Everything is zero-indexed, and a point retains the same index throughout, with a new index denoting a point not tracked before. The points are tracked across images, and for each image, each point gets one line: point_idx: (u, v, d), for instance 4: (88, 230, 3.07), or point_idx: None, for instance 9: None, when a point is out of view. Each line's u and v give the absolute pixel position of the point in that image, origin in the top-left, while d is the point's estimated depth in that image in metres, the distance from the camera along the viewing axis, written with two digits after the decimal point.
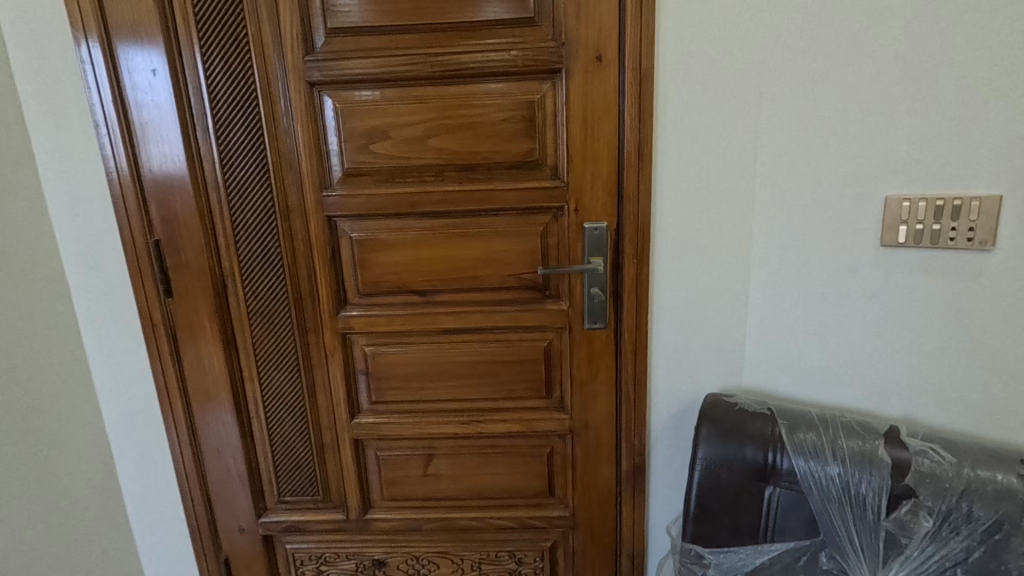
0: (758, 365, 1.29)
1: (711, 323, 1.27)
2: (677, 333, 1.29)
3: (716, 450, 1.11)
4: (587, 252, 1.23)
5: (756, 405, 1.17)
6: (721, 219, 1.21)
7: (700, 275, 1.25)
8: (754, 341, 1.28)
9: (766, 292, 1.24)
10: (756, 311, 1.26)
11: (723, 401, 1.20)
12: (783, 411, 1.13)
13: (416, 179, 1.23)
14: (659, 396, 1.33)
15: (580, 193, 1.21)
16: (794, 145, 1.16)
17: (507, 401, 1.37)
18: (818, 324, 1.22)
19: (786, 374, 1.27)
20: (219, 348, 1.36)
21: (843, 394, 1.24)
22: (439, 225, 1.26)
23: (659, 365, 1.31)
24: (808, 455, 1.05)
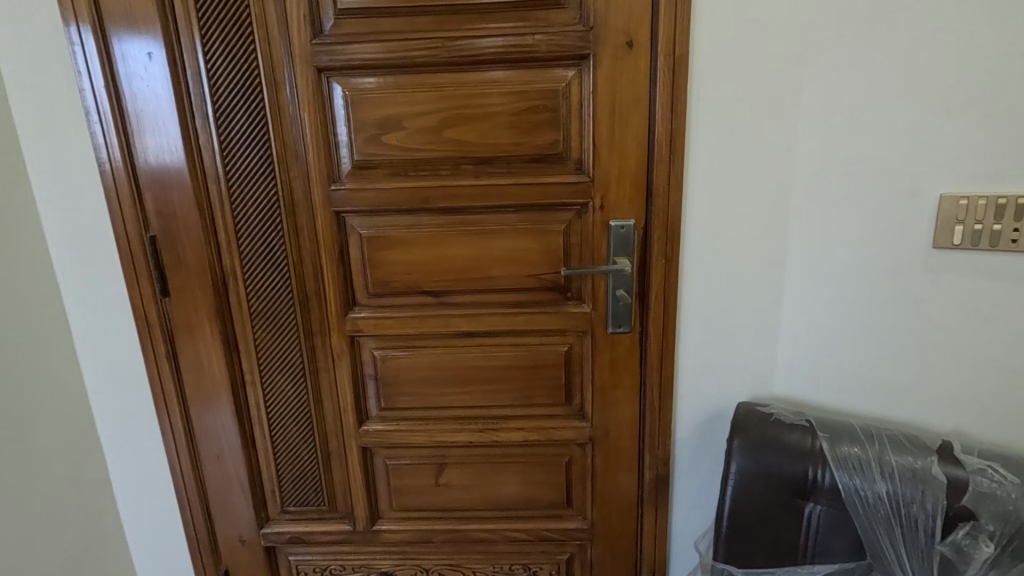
0: (791, 372, 1.21)
1: (742, 327, 1.20)
2: (706, 338, 1.21)
3: (753, 465, 1.04)
4: (612, 252, 1.16)
5: (793, 416, 1.09)
6: (755, 217, 1.13)
7: (732, 277, 1.17)
8: (787, 347, 1.20)
9: (801, 295, 1.17)
10: (791, 316, 1.19)
11: (757, 410, 1.12)
12: (823, 423, 1.06)
13: (430, 173, 1.15)
14: (685, 404, 1.26)
15: (605, 189, 1.13)
16: (837, 138, 1.08)
17: (524, 409, 1.30)
18: (856, 330, 1.16)
19: (821, 383, 1.20)
20: (219, 351, 1.28)
21: (881, 403, 1.17)
22: (454, 222, 1.18)
23: (686, 371, 1.24)
24: (852, 472, 0.98)
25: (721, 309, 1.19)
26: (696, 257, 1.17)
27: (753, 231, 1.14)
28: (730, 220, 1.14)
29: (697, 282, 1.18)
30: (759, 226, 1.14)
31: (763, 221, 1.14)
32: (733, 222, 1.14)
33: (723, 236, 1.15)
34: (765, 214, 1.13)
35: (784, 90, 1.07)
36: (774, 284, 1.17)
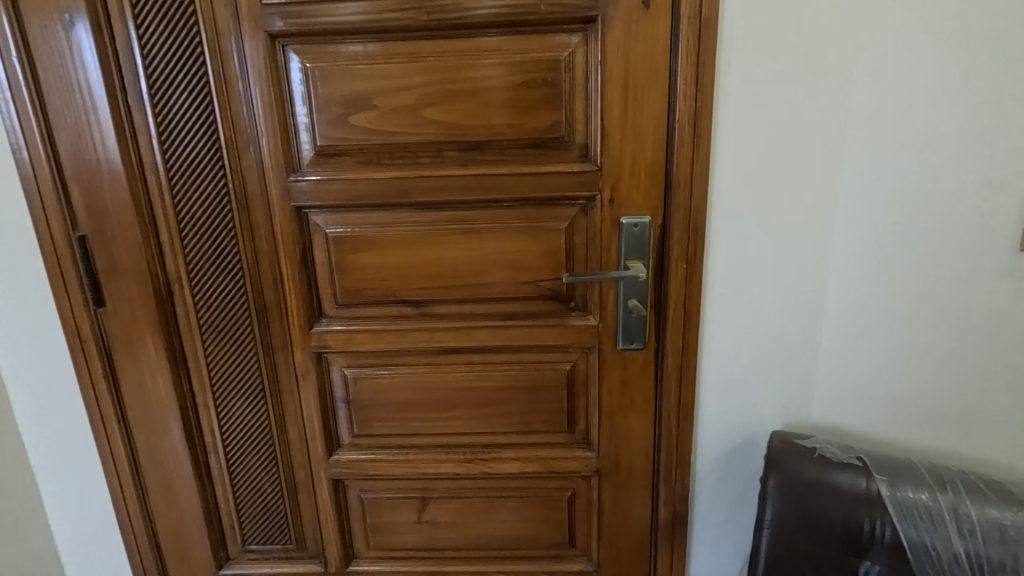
0: (832, 395, 1.03)
1: (775, 343, 1.02)
2: (732, 356, 1.03)
3: (796, 513, 0.88)
4: (624, 255, 0.98)
5: (842, 452, 0.92)
6: (793, 213, 0.95)
7: (764, 284, 0.99)
8: (829, 366, 1.02)
9: (847, 306, 0.99)
10: (835, 331, 1.00)
11: (796, 443, 0.94)
12: (879, 461, 0.90)
13: (407, 161, 0.97)
14: (707, 432, 1.08)
15: (616, 179, 0.95)
16: (895, 118, 0.90)
17: (520, 437, 1.12)
18: (912, 347, 0.98)
19: (868, 408, 1.02)
20: (166, 371, 1.10)
21: (938, 433, 1.00)
22: (436, 219, 0.99)
23: (709, 394, 1.06)
24: (920, 526, 0.83)
25: (751, 322, 1.01)
26: (722, 261, 0.98)
27: (790, 229, 0.96)
28: (763, 217, 0.96)
29: (724, 290, 1.00)
30: (797, 224, 0.96)
31: (803, 219, 0.96)
32: (767, 220, 0.96)
33: (754, 236, 0.97)
34: (805, 209, 0.95)
35: (832, 58, 0.88)
36: (814, 292, 0.99)
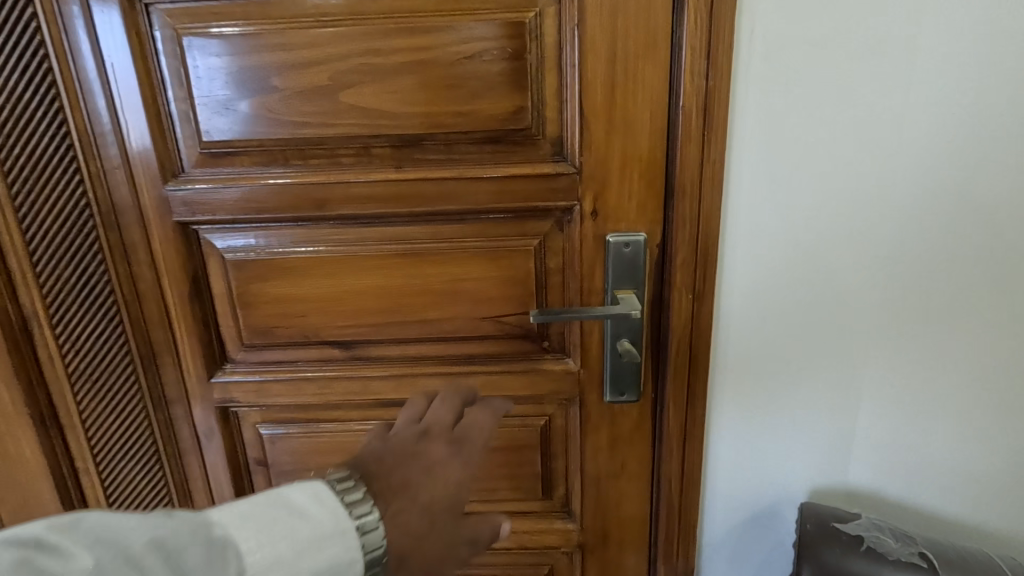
0: (876, 456, 0.82)
1: (805, 394, 0.80)
2: (750, 410, 0.81)
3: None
4: (610, 282, 0.75)
5: (896, 543, 0.73)
6: (835, 230, 0.72)
7: (793, 319, 0.76)
8: (874, 422, 0.80)
9: (899, 348, 0.77)
10: (883, 379, 0.78)
11: (837, 528, 0.75)
12: (944, 558, 0.72)
13: (323, 161, 0.73)
14: (716, 502, 0.86)
15: (601, 184, 0.72)
16: (973, 101, 0.67)
17: (483, 505, 0.90)
18: (974, 401, 0.78)
19: (919, 472, 0.82)
20: (29, 431, 0.84)
21: (997, 505, 0.81)
22: (365, 238, 0.76)
23: (719, 456, 0.84)
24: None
25: (775, 367, 0.79)
26: (738, 292, 0.75)
27: (829, 246, 0.73)
28: (793, 234, 0.73)
29: (740, 329, 0.77)
30: (840, 244, 0.73)
31: (848, 237, 0.73)
32: (799, 239, 0.73)
33: (782, 260, 0.74)
34: (852, 224, 0.72)
35: (895, 17, 0.65)
36: (858, 331, 0.76)
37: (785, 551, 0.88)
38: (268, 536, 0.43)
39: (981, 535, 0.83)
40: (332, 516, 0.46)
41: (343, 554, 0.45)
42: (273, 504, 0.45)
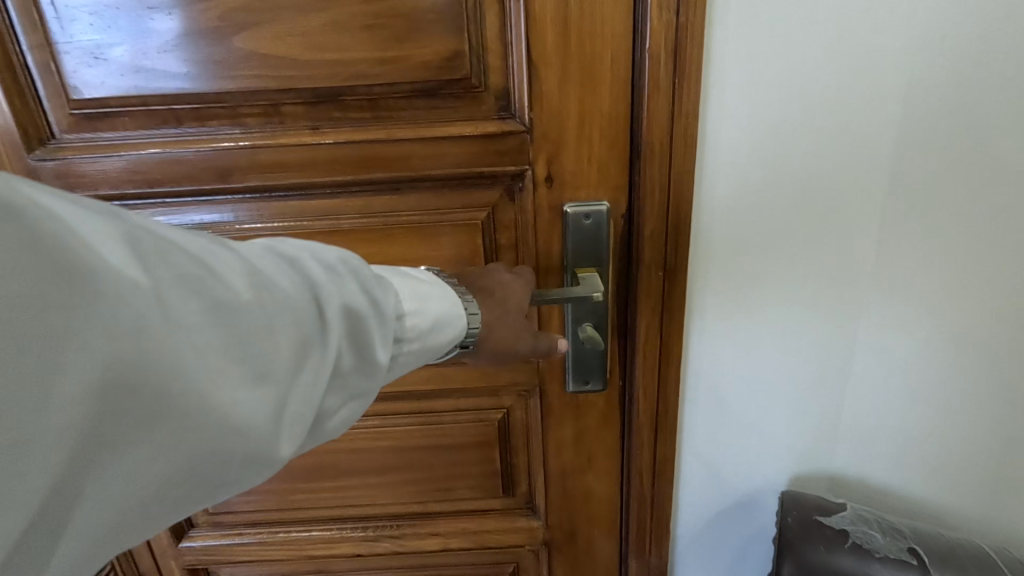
0: (862, 441, 0.76)
1: (789, 377, 0.72)
2: (729, 397, 0.74)
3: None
4: (569, 260, 0.65)
5: (884, 538, 0.69)
6: (826, 193, 0.63)
7: (775, 296, 0.68)
8: (863, 404, 0.73)
9: (893, 325, 0.69)
10: (875, 358, 0.71)
11: (821, 522, 0.70)
12: (934, 555, 0.67)
13: (222, 122, 0.61)
14: (692, 493, 0.79)
15: (555, 144, 0.61)
16: (992, 36, 0.57)
17: (440, 505, 0.82)
18: (972, 383, 0.71)
19: (907, 458, 0.76)
20: None
21: (991, 493, 0.76)
22: (281, 214, 0.64)
23: (695, 445, 0.76)
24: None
25: (758, 348, 0.71)
26: (716, 266, 0.67)
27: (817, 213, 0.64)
28: (777, 200, 0.63)
29: (718, 307, 0.69)
30: (832, 210, 0.64)
31: (840, 201, 0.64)
32: (785, 204, 0.64)
33: (765, 230, 0.65)
34: (846, 186, 0.63)
35: None
36: (848, 307, 0.69)
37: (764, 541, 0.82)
38: (416, 281, 0.50)
39: (970, 522, 0.77)
40: (446, 287, 0.52)
41: (461, 314, 0.52)
42: (402, 270, 0.51)
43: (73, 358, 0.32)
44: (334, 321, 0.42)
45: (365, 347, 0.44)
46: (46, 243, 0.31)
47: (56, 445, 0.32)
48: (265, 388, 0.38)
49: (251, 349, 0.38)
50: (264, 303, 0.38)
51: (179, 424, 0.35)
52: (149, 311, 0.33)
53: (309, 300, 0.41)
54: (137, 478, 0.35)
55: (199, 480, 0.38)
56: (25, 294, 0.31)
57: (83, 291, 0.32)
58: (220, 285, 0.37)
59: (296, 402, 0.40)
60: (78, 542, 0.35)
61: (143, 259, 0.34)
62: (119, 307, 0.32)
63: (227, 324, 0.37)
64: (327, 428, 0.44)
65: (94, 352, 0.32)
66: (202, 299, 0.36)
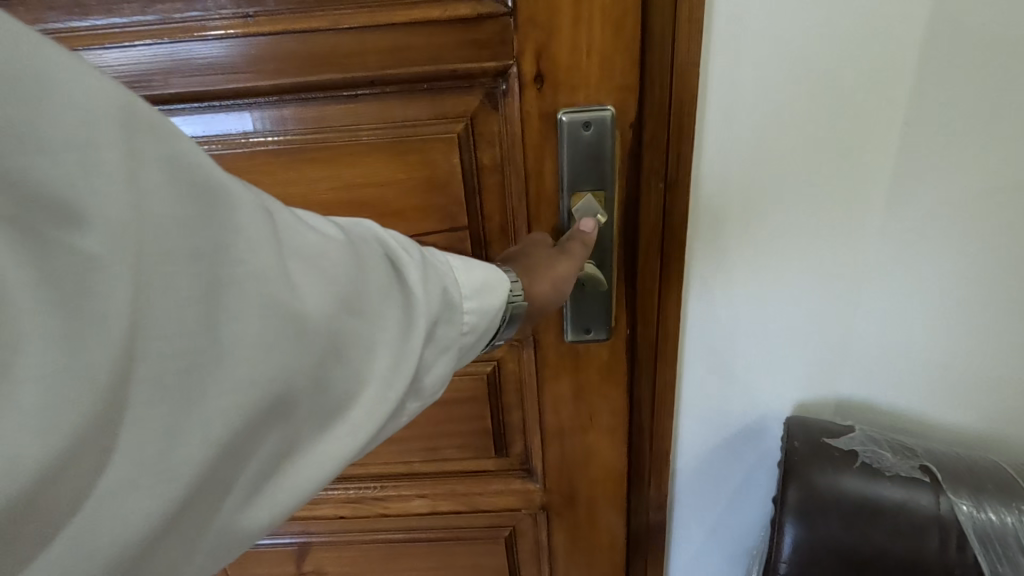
0: (890, 373, 0.65)
1: (808, 298, 0.60)
2: (726, 337, 0.63)
3: (833, 552, 0.55)
4: (565, 181, 0.54)
5: (894, 457, 0.60)
6: (860, 72, 0.50)
7: (805, 216, 0.56)
8: (883, 326, 0.62)
9: (928, 234, 0.57)
10: (903, 278, 0.59)
11: (828, 444, 0.60)
12: (950, 473, 0.58)
13: (135, 12, 0.49)
14: (688, 442, 0.71)
15: (545, 30, 0.48)
16: None
17: (426, 467, 0.75)
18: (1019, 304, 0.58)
19: (938, 395, 0.65)
20: None
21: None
22: (220, 130, 0.54)
23: (694, 391, 0.67)
24: (997, 565, 0.54)
25: (774, 263, 0.59)
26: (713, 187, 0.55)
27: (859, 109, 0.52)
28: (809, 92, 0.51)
29: (717, 238, 0.58)
30: (872, 96, 0.51)
31: (893, 96, 0.51)
32: (804, 94, 0.51)
33: (774, 130, 0.52)
34: (894, 64, 0.50)
35: None
36: (887, 222, 0.56)
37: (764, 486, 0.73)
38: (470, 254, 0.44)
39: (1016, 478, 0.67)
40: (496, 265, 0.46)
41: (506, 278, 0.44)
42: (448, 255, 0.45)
43: (209, 299, 0.26)
44: (422, 264, 0.37)
45: (453, 307, 0.38)
46: (164, 156, 0.25)
47: (201, 406, 0.26)
48: (369, 335, 0.33)
49: (358, 293, 0.32)
50: (358, 246, 0.34)
51: (301, 378, 0.30)
52: (271, 249, 0.28)
53: (394, 243, 0.36)
54: (261, 448, 0.30)
55: (314, 452, 0.32)
56: (157, 215, 0.25)
57: (210, 215, 0.26)
58: (320, 230, 0.32)
59: (401, 353, 0.35)
60: (210, 534, 0.29)
61: (249, 190, 0.29)
62: (241, 237, 0.27)
63: (330, 266, 0.31)
64: (427, 389, 0.38)
65: (228, 291, 0.27)
66: (305, 238, 0.31)
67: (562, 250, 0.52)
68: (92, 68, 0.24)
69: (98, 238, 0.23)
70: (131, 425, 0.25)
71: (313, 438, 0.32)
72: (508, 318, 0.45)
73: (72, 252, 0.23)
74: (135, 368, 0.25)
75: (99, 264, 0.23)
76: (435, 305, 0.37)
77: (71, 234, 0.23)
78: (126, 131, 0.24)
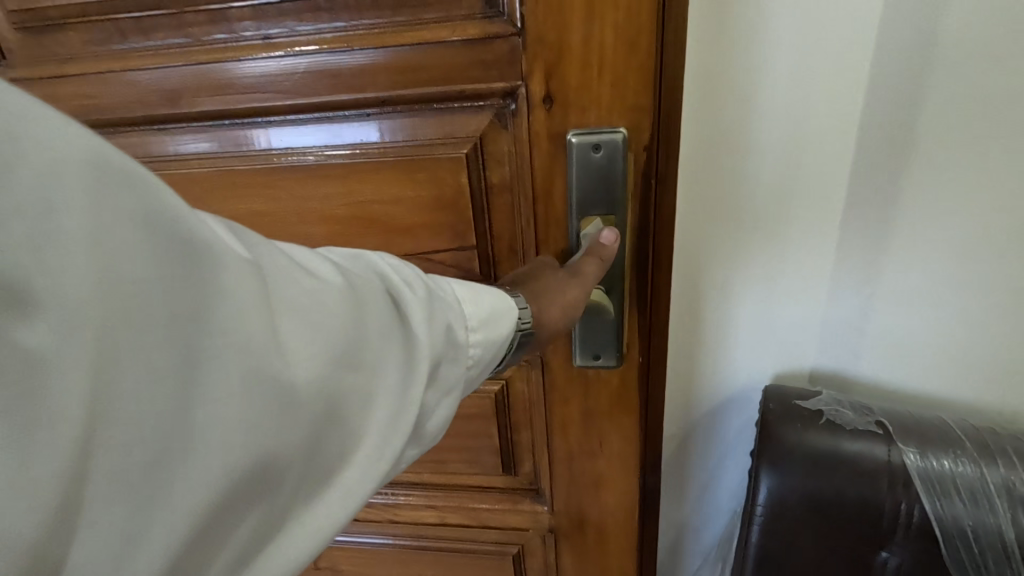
0: (849, 344, 0.69)
1: (786, 266, 0.64)
2: (707, 296, 0.66)
3: (801, 501, 0.60)
4: (575, 203, 0.52)
5: (854, 414, 0.63)
6: (813, 61, 0.55)
7: (776, 201, 0.61)
8: (856, 307, 0.66)
9: (881, 223, 0.62)
10: (862, 258, 0.64)
11: (798, 404, 0.64)
12: (901, 426, 0.62)
13: (167, 34, 0.51)
14: (676, 399, 0.71)
15: (554, 50, 0.47)
16: None
17: (435, 479, 0.75)
18: (951, 271, 0.63)
19: (888, 363, 0.69)
20: None
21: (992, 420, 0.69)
22: (241, 146, 0.56)
23: (682, 356, 0.69)
24: (939, 502, 0.59)
25: (750, 232, 0.62)
26: (686, 146, 0.58)
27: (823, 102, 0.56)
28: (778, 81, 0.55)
29: (691, 193, 0.60)
30: (832, 89, 0.56)
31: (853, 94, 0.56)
32: (773, 79, 0.55)
33: (740, 87, 0.56)
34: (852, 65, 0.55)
35: None
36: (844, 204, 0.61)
37: (744, 454, 0.74)
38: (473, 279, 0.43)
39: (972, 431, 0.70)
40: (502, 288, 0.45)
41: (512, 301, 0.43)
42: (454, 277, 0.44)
43: (187, 370, 0.26)
44: (423, 300, 0.36)
45: (453, 342, 0.37)
46: (139, 217, 0.25)
47: (181, 481, 0.26)
48: (368, 384, 0.32)
49: (356, 344, 0.32)
50: (355, 290, 0.33)
51: (291, 439, 0.29)
52: (259, 309, 0.27)
53: (396, 278, 0.36)
54: (249, 517, 0.29)
55: (306, 512, 0.31)
56: (135, 285, 0.24)
57: (189, 279, 0.26)
58: (312, 276, 0.31)
59: (400, 400, 0.34)
60: None
61: (235, 243, 0.28)
62: (223, 300, 0.26)
63: (323, 317, 0.30)
64: (429, 432, 0.37)
65: (209, 359, 0.26)
66: (295, 290, 0.30)
67: (573, 272, 0.50)
68: (50, 123, 0.23)
69: (57, 323, 0.22)
70: (97, 509, 0.24)
71: (307, 497, 0.31)
72: (517, 343, 0.44)
73: (23, 345, 0.22)
74: (101, 449, 0.24)
75: (60, 350, 0.23)
76: (437, 346, 0.36)
77: (22, 326, 0.22)
78: (94, 199, 0.24)
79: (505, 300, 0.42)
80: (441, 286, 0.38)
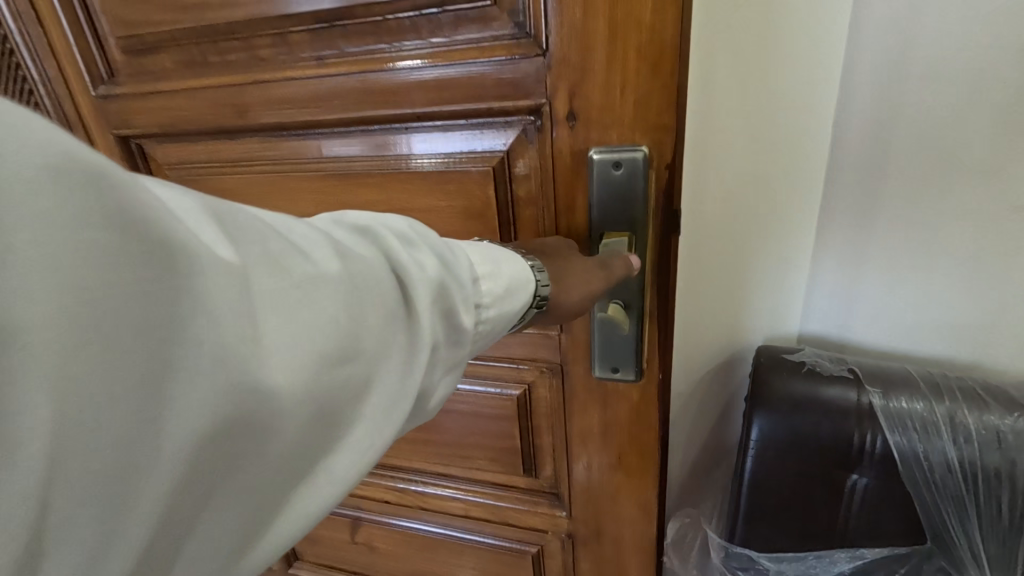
0: (836, 303, 0.76)
1: (770, 227, 0.72)
2: (707, 257, 0.73)
3: (784, 434, 0.64)
4: (595, 218, 0.53)
5: (831, 363, 0.68)
6: (786, 48, 0.63)
7: (761, 170, 0.69)
8: (838, 272, 0.75)
9: (863, 207, 0.70)
10: (841, 224, 0.72)
11: (784, 357, 0.69)
12: (871, 372, 0.67)
13: (238, 56, 0.58)
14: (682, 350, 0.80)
15: (577, 71, 0.48)
16: None
17: (460, 472, 0.78)
18: (930, 251, 0.70)
19: (878, 325, 0.76)
20: None
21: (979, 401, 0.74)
22: (296, 155, 0.62)
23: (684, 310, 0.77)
24: (902, 437, 0.62)
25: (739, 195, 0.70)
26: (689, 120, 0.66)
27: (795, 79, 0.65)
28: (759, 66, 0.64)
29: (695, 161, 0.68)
30: (801, 75, 0.64)
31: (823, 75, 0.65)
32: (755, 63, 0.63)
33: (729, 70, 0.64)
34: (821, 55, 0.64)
35: None
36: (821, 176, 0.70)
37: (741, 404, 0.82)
38: (484, 251, 0.39)
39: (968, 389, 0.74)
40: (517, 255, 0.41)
41: (528, 279, 0.40)
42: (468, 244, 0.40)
43: (155, 385, 0.22)
44: (433, 284, 0.33)
45: (457, 324, 0.34)
46: (102, 214, 0.20)
47: (144, 505, 0.22)
48: (364, 375, 0.29)
49: (354, 335, 0.28)
50: (354, 273, 0.29)
51: (278, 442, 0.26)
52: (240, 303, 0.24)
53: (401, 256, 0.32)
54: (225, 522, 0.26)
55: (291, 511, 0.28)
56: (95, 298, 0.20)
57: (163, 278, 0.22)
58: (304, 253, 0.27)
59: (400, 394, 0.31)
60: None
61: (215, 222, 0.24)
62: (202, 301, 0.23)
63: (315, 306, 0.27)
64: (429, 410, 0.36)
65: (181, 370, 0.22)
66: (286, 274, 0.26)
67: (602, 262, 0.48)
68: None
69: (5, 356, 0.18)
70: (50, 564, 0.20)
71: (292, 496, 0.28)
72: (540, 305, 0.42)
73: None
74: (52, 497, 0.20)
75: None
76: (439, 329, 0.33)
77: None
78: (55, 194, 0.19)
79: (519, 280, 0.39)
80: (451, 264, 0.35)
